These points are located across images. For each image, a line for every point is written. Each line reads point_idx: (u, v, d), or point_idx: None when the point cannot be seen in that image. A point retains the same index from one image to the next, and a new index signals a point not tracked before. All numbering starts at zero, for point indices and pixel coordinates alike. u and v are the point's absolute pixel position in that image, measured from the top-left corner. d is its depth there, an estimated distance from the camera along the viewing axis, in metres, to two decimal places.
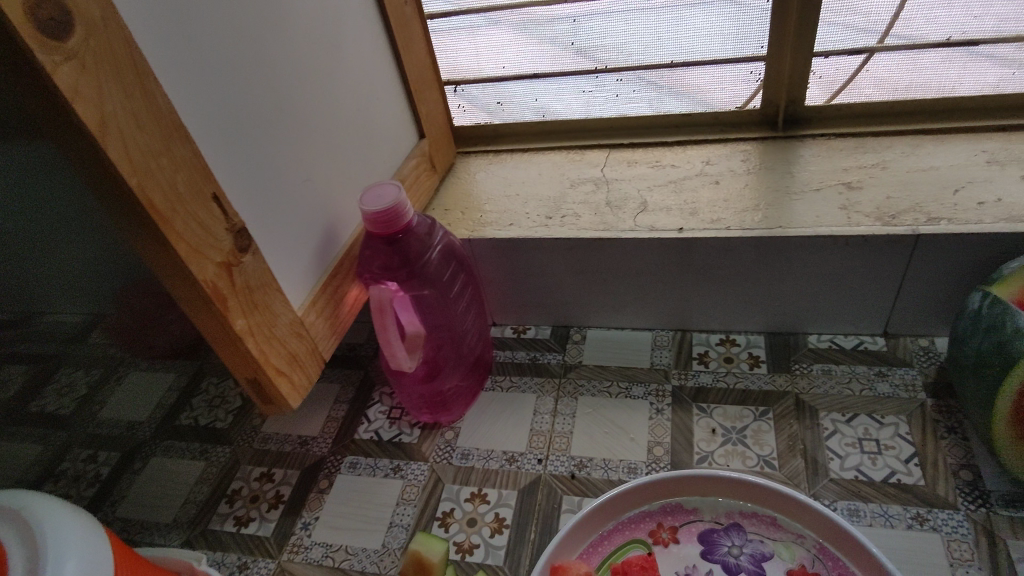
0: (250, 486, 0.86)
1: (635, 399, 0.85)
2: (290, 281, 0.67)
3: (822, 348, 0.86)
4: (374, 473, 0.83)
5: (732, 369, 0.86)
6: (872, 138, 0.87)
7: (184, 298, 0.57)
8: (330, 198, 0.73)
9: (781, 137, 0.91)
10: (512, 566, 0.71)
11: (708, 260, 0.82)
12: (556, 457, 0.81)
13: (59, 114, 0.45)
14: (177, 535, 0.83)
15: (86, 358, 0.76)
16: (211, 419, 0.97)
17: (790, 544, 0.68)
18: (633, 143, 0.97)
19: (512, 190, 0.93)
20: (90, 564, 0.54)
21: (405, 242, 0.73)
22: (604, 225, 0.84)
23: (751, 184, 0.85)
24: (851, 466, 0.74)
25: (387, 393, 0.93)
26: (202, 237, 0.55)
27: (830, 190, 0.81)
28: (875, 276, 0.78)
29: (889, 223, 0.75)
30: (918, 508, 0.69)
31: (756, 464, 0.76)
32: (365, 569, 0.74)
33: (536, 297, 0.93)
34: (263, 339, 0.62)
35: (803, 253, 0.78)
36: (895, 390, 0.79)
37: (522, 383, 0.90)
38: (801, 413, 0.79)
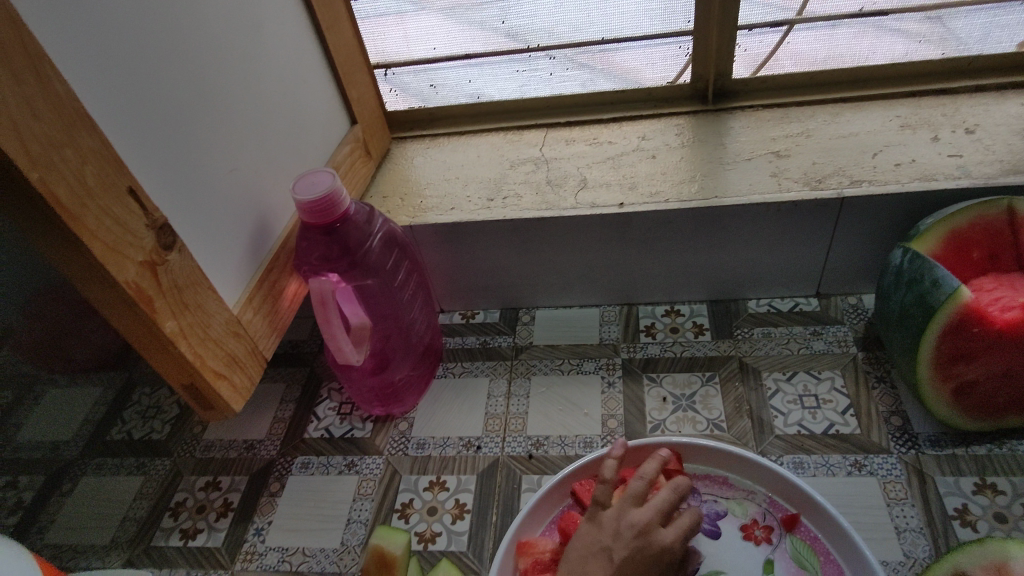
0: (195, 497, 0.82)
1: (587, 374, 0.86)
2: (224, 278, 0.63)
3: (761, 313, 0.89)
4: (327, 472, 0.81)
5: (678, 338, 0.88)
6: (796, 108, 0.90)
7: (103, 301, 0.53)
8: (261, 189, 0.69)
9: (712, 110, 0.93)
10: (476, 551, 0.71)
11: (649, 232, 0.83)
12: (513, 438, 0.80)
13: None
14: (117, 556, 0.78)
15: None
16: (146, 431, 0.91)
17: (742, 501, 0.70)
18: (570, 122, 0.97)
19: (451, 174, 0.92)
20: None
21: (345, 231, 0.71)
22: (545, 204, 0.84)
23: (686, 156, 0.87)
24: (794, 422, 0.77)
25: (336, 388, 0.90)
26: (119, 234, 0.50)
27: (760, 158, 0.84)
28: (806, 240, 0.82)
29: (817, 188, 0.79)
30: (856, 456, 0.73)
31: (706, 427, 0.78)
32: (325, 570, 0.72)
33: (482, 281, 0.92)
34: (197, 341, 0.58)
35: (737, 222, 0.81)
36: (829, 346, 0.84)
37: (474, 368, 0.89)
38: (745, 375, 0.82)
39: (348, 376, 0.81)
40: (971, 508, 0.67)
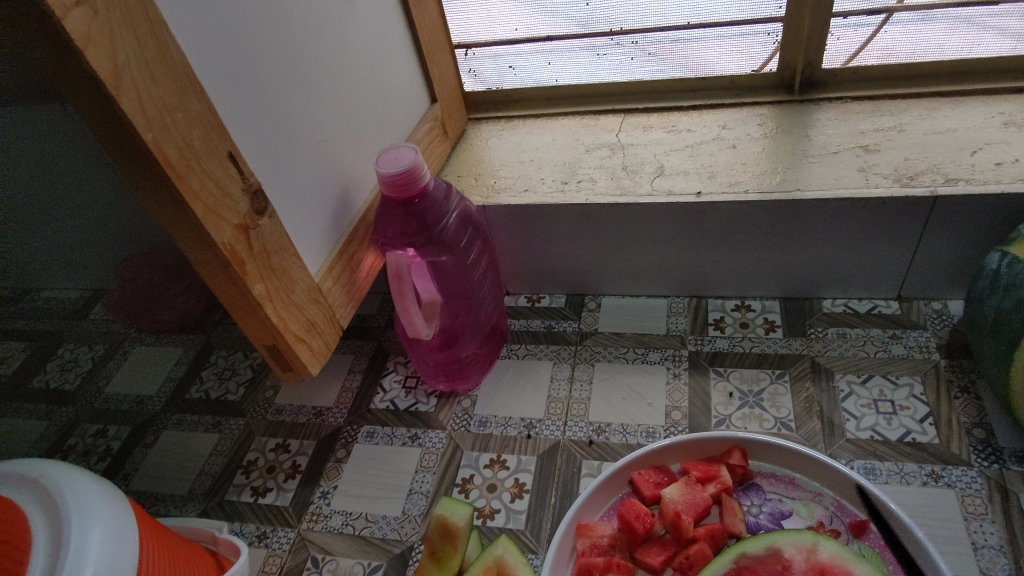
0: (266, 457, 0.85)
1: (652, 364, 0.85)
2: (308, 246, 0.66)
3: (837, 313, 0.86)
4: (391, 442, 0.83)
5: (748, 333, 0.86)
6: (888, 102, 0.87)
7: (200, 261, 0.55)
8: (345, 162, 0.71)
9: (797, 101, 0.91)
10: (534, 531, 0.72)
11: (724, 224, 0.82)
12: (575, 423, 0.81)
13: (69, 62, 0.43)
14: (194, 506, 0.83)
15: (85, 333, 0.79)
16: (222, 391, 0.96)
17: (809, 503, 0.68)
18: (647, 109, 0.96)
19: (525, 157, 0.93)
20: (117, 528, 0.50)
21: (424, 207, 0.72)
22: (620, 190, 0.84)
23: (767, 147, 0.85)
24: (867, 427, 0.74)
25: (402, 362, 0.93)
26: (218, 197, 0.53)
27: (848, 152, 0.81)
28: (892, 239, 0.79)
29: (908, 184, 0.75)
30: (933, 466, 0.70)
31: (774, 426, 0.76)
32: (386, 536, 0.74)
33: (550, 265, 0.93)
34: (281, 304, 0.61)
35: (819, 217, 0.78)
36: (909, 351, 0.80)
37: (537, 351, 0.90)
38: (817, 375, 0.80)
39: (416, 350, 0.83)
40: None
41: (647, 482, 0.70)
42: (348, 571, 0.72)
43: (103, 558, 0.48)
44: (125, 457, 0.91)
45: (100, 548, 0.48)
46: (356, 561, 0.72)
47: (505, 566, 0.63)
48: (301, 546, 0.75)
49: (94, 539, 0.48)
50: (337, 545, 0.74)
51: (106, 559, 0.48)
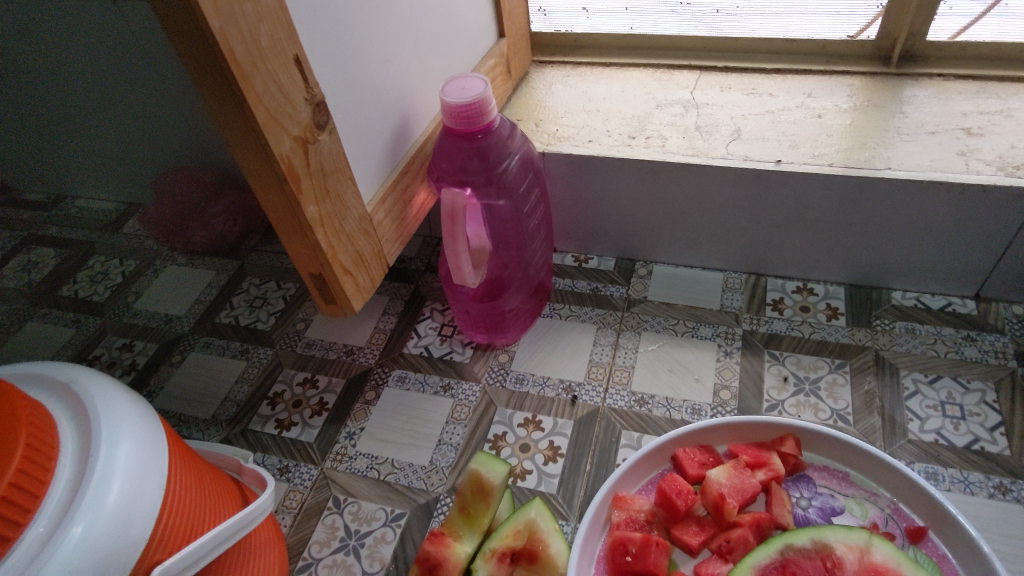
0: (293, 390, 0.82)
1: (703, 339, 0.81)
2: (363, 172, 0.61)
3: (906, 306, 0.81)
4: (423, 389, 0.80)
5: (809, 318, 0.81)
6: (996, 84, 0.79)
7: (252, 174, 0.51)
8: (407, 87, 0.66)
9: (893, 75, 0.83)
10: (566, 497, 0.68)
11: (799, 198, 0.76)
12: (616, 391, 0.77)
13: None
14: (217, 432, 0.80)
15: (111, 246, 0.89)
16: (252, 319, 0.93)
17: (863, 502, 0.64)
18: (726, 68, 0.90)
19: (592, 106, 0.87)
20: (147, 443, 0.48)
21: (486, 144, 0.67)
22: (692, 151, 0.78)
23: (856, 121, 0.78)
24: (931, 429, 0.70)
25: (439, 309, 0.89)
26: (280, 103, 0.48)
27: (947, 134, 0.75)
28: (982, 233, 0.73)
29: (1013, 174, 0.69)
30: (1002, 478, 0.65)
31: (830, 417, 0.72)
32: (411, 485, 0.71)
33: (604, 225, 0.88)
34: (332, 231, 0.57)
35: (905, 201, 0.72)
36: (982, 355, 0.75)
37: (582, 313, 0.86)
38: (881, 370, 0.75)
39: (458, 297, 0.79)
40: None
41: (692, 461, 0.66)
42: (370, 515, 0.69)
43: (131, 472, 0.46)
44: (151, 373, 0.90)
45: (129, 462, 0.46)
46: (379, 507, 0.70)
47: (537, 531, 0.61)
48: (324, 485, 0.73)
49: (123, 452, 0.46)
50: (361, 489, 0.72)
51: (134, 473, 0.46)
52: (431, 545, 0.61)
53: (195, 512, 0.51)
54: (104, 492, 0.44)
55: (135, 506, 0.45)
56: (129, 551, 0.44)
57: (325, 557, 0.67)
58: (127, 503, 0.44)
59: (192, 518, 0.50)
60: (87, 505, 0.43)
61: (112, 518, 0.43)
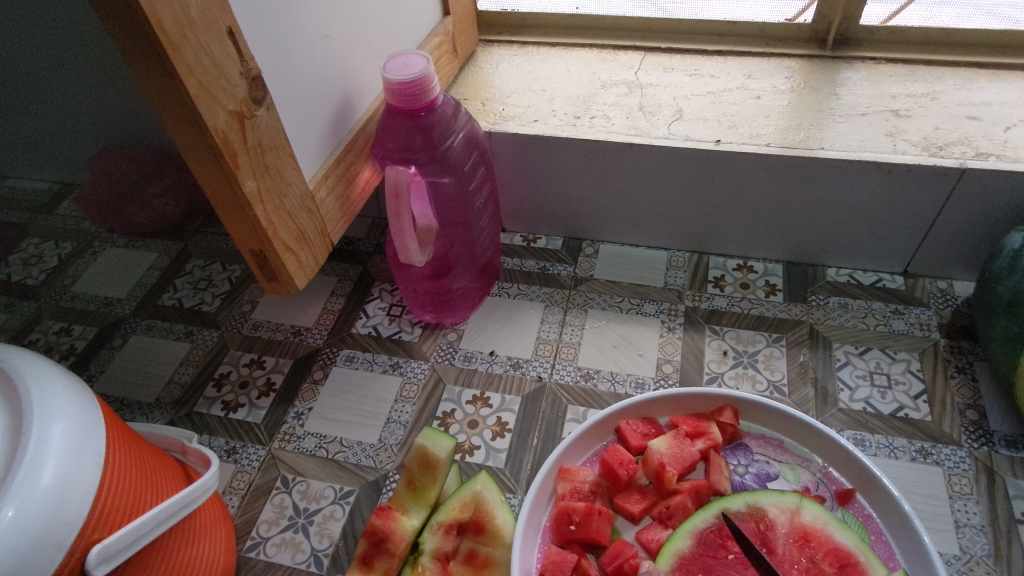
0: (239, 371, 0.81)
1: (646, 316, 0.82)
2: (305, 149, 0.60)
3: (840, 282, 0.84)
4: (372, 369, 0.80)
5: (748, 294, 0.84)
6: (923, 67, 0.83)
7: (186, 147, 0.50)
8: (350, 63, 0.65)
9: (828, 58, 0.86)
10: (513, 470, 0.70)
11: (738, 178, 0.78)
12: (562, 367, 0.78)
13: None
14: (161, 415, 0.78)
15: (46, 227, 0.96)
16: (197, 301, 0.90)
17: (796, 467, 0.67)
18: (670, 49, 0.91)
19: (538, 85, 0.87)
20: (84, 421, 0.47)
21: (429, 122, 0.67)
22: (636, 130, 0.79)
23: (792, 101, 0.81)
24: (860, 398, 0.73)
25: (388, 289, 0.89)
26: (214, 75, 0.47)
27: (877, 115, 0.78)
28: (908, 210, 0.76)
29: (936, 154, 0.72)
30: (923, 442, 0.69)
31: (766, 388, 0.75)
32: (360, 463, 0.72)
33: (551, 204, 0.88)
34: (272, 208, 0.56)
35: (836, 180, 0.75)
36: (909, 328, 0.79)
37: (530, 292, 0.87)
38: (814, 343, 0.78)
39: (406, 276, 0.79)
40: None
41: (634, 432, 0.68)
42: (319, 494, 0.69)
43: (66, 451, 0.44)
44: (91, 358, 0.85)
45: (63, 441, 0.45)
46: (328, 485, 0.70)
47: (482, 503, 0.62)
48: (272, 465, 0.72)
49: (56, 432, 0.45)
50: (308, 468, 0.72)
51: (69, 453, 0.44)
52: (378, 519, 0.61)
53: (134, 494, 0.50)
54: (37, 472, 0.43)
55: (71, 485, 0.44)
56: (66, 529, 0.43)
57: (273, 536, 0.67)
58: (61, 484, 0.43)
59: (133, 497, 0.49)
60: (18, 485, 0.42)
61: (46, 498, 0.42)
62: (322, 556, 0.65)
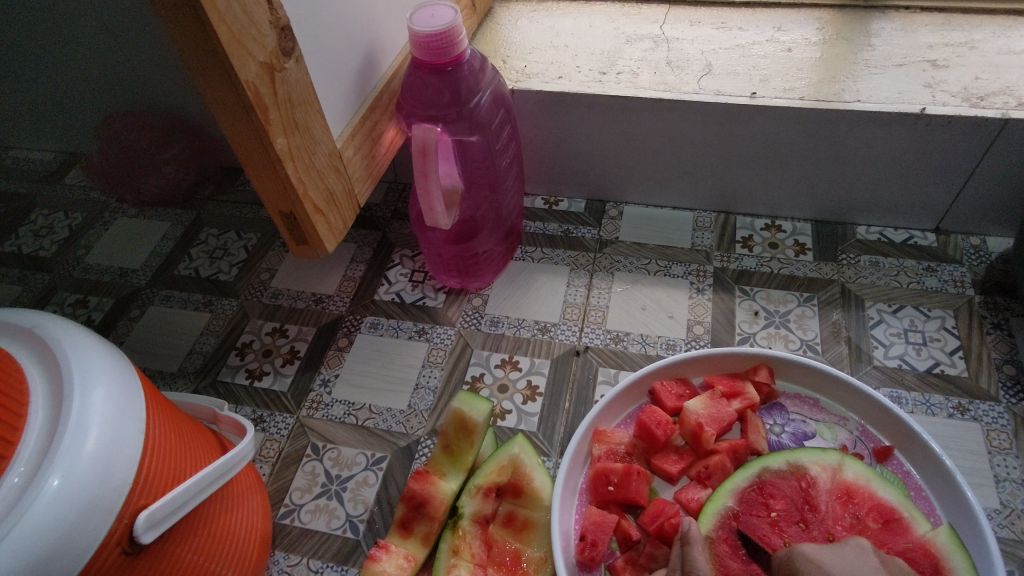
0: (262, 340, 0.80)
1: (675, 277, 0.81)
2: (332, 105, 0.58)
3: (871, 241, 0.83)
4: (397, 335, 0.79)
5: (777, 254, 0.82)
6: (960, 16, 0.80)
7: (215, 101, 0.48)
8: (373, 16, 0.62)
9: (861, 8, 0.83)
10: (547, 434, 0.69)
11: (769, 133, 0.76)
12: (591, 330, 0.77)
13: None
14: (185, 384, 0.77)
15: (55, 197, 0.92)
16: (213, 271, 0.88)
17: (833, 426, 0.66)
18: (695, 2, 0.88)
19: (560, 41, 0.84)
20: (123, 388, 0.45)
21: (456, 77, 0.65)
22: (664, 86, 0.77)
23: (824, 53, 0.78)
24: (895, 355, 0.72)
25: (409, 255, 0.87)
26: (244, 24, 0.45)
27: (914, 66, 0.75)
28: (946, 164, 0.74)
29: (977, 105, 0.70)
30: (960, 399, 0.68)
31: (799, 348, 0.74)
32: (391, 429, 0.71)
33: (575, 165, 0.86)
34: (302, 166, 0.54)
35: (872, 133, 0.73)
36: (943, 285, 0.77)
37: (554, 255, 0.85)
38: (846, 302, 0.77)
39: (430, 240, 0.77)
40: None
41: (670, 394, 0.67)
42: (351, 460, 0.69)
43: (109, 418, 0.43)
44: (109, 329, 0.84)
45: (106, 409, 0.43)
46: (359, 451, 0.69)
47: (520, 466, 0.61)
48: (301, 432, 0.71)
49: (97, 400, 0.43)
50: (338, 435, 0.71)
51: (111, 421, 0.43)
52: (416, 484, 0.60)
53: (175, 462, 0.49)
54: (81, 440, 0.41)
55: (116, 453, 0.43)
56: (113, 496, 0.42)
57: (307, 503, 0.66)
58: (106, 452, 0.42)
59: (173, 466, 0.48)
60: (63, 454, 0.41)
61: (93, 466, 0.41)
62: (358, 522, 0.65)
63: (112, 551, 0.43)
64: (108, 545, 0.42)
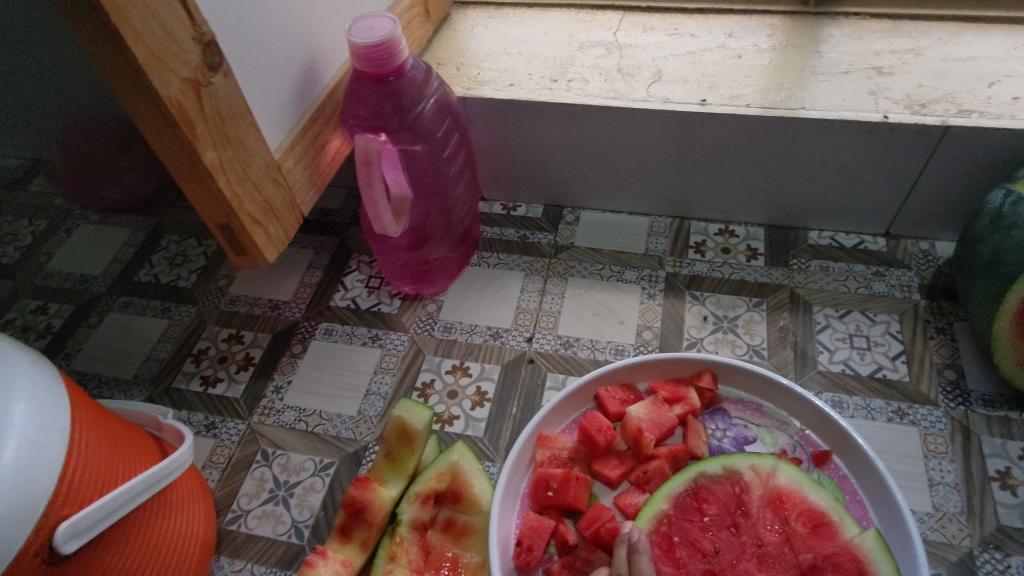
0: (218, 347, 0.81)
1: (627, 283, 0.82)
2: (269, 117, 0.59)
3: (822, 245, 0.83)
4: (351, 341, 0.80)
5: (729, 259, 0.83)
6: (908, 22, 0.81)
7: (141, 117, 0.49)
8: (313, 27, 0.63)
9: (811, 14, 0.84)
10: (492, 439, 0.70)
11: (718, 140, 0.77)
12: (542, 335, 0.78)
13: None
14: (139, 392, 0.78)
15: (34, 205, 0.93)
16: (173, 277, 0.89)
17: (773, 431, 0.67)
18: (649, 8, 0.89)
19: (514, 48, 0.85)
20: (48, 400, 0.46)
21: (399, 87, 0.65)
22: (613, 93, 0.78)
23: (773, 60, 0.79)
24: (839, 360, 0.73)
25: (366, 261, 0.88)
26: (164, 41, 0.45)
27: (859, 73, 0.76)
28: (892, 170, 0.75)
29: (919, 112, 0.71)
30: (900, 404, 0.69)
31: (745, 352, 0.75)
32: (340, 435, 0.72)
33: (530, 171, 0.87)
34: (235, 178, 0.55)
35: (816, 140, 0.74)
36: (890, 289, 0.78)
37: (510, 261, 0.86)
38: (795, 307, 0.78)
39: (383, 248, 0.77)
40: (1013, 472, 0.63)
41: (613, 399, 0.68)
42: (299, 466, 0.70)
43: (28, 430, 0.44)
44: (67, 337, 0.85)
45: (26, 420, 0.44)
46: (308, 457, 0.70)
47: (459, 472, 0.62)
48: (252, 439, 0.72)
49: (19, 413, 0.44)
50: (288, 441, 0.72)
51: (33, 433, 0.44)
52: (356, 491, 0.61)
53: (106, 472, 0.49)
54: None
55: (35, 463, 0.44)
56: (31, 507, 0.43)
57: (254, 508, 0.67)
58: (25, 464, 0.43)
59: (102, 475, 0.49)
60: None
61: (10, 477, 0.42)
62: (303, 527, 0.65)
63: (32, 562, 0.43)
64: (26, 555, 0.43)
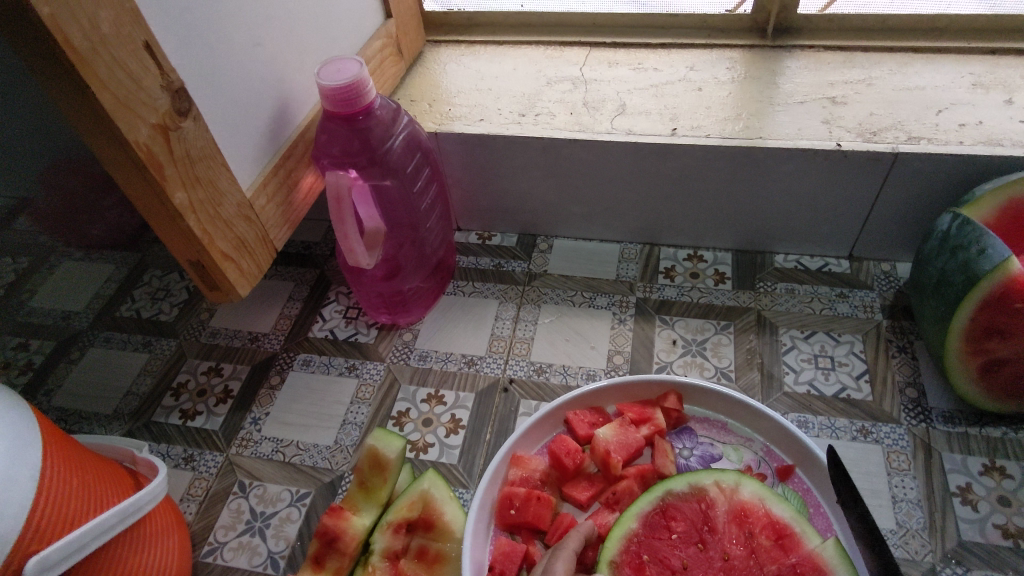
0: (197, 380, 0.82)
1: (599, 308, 0.84)
2: (240, 157, 0.61)
3: (788, 268, 0.86)
4: (328, 371, 0.81)
5: (698, 284, 0.85)
6: (861, 54, 0.84)
7: (112, 162, 0.51)
8: (284, 72, 0.65)
9: (769, 47, 0.88)
10: (466, 466, 0.71)
11: (682, 169, 0.79)
12: (515, 361, 0.80)
13: None
14: (118, 426, 0.79)
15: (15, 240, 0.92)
16: (155, 311, 0.91)
17: (738, 448, 0.68)
18: (615, 43, 0.92)
19: (484, 84, 0.88)
20: (17, 437, 0.48)
21: (367, 126, 0.67)
22: (579, 126, 0.80)
23: (733, 91, 0.82)
24: (805, 381, 0.75)
25: (344, 292, 0.89)
26: (132, 89, 0.48)
27: (814, 103, 0.79)
28: (849, 195, 0.77)
29: (870, 140, 0.74)
30: (863, 422, 0.71)
31: (714, 375, 0.76)
32: (316, 465, 0.73)
33: (503, 202, 0.89)
34: (206, 218, 0.57)
35: (774, 168, 0.76)
36: (853, 310, 0.80)
37: (484, 289, 0.88)
38: (761, 328, 0.80)
39: (359, 280, 0.79)
40: (974, 487, 0.65)
41: (583, 423, 0.69)
42: (275, 497, 0.70)
43: None
44: (49, 373, 0.86)
45: None
46: (284, 488, 0.71)
47: (431, 500, 0.63)
48: (229, 470, 0.73)
49: None
50: (265, 472, 0.73)
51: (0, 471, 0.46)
52: (329, 520, 0.62)
53: (76, 506, 0.51)
54: None
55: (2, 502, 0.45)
56: None
57: (230, 540, 0.68)
58: None
59: (73, 510, 0.50)
60: None
61: None
62: (278, 558, 0.66)
63: None
64: None
